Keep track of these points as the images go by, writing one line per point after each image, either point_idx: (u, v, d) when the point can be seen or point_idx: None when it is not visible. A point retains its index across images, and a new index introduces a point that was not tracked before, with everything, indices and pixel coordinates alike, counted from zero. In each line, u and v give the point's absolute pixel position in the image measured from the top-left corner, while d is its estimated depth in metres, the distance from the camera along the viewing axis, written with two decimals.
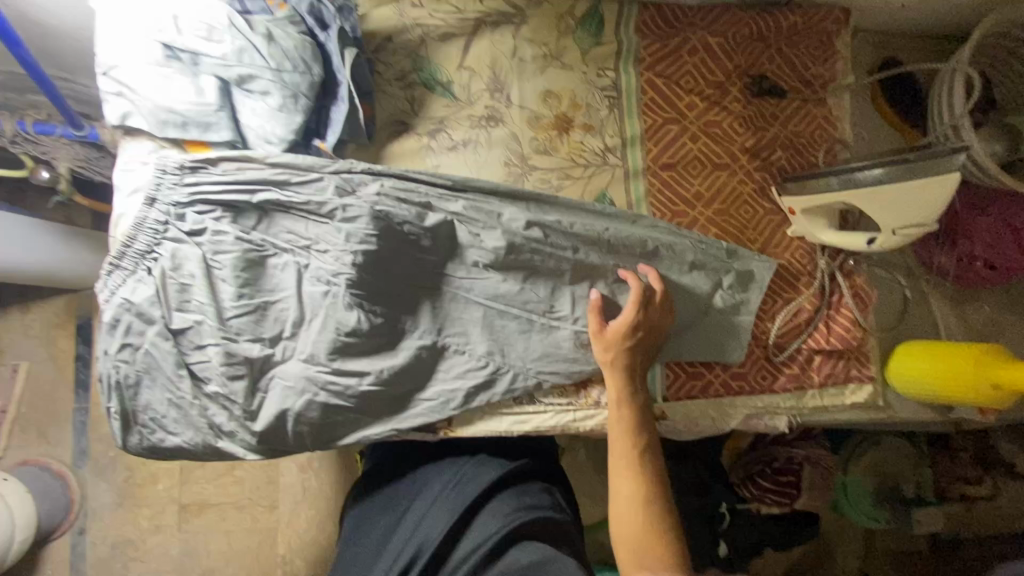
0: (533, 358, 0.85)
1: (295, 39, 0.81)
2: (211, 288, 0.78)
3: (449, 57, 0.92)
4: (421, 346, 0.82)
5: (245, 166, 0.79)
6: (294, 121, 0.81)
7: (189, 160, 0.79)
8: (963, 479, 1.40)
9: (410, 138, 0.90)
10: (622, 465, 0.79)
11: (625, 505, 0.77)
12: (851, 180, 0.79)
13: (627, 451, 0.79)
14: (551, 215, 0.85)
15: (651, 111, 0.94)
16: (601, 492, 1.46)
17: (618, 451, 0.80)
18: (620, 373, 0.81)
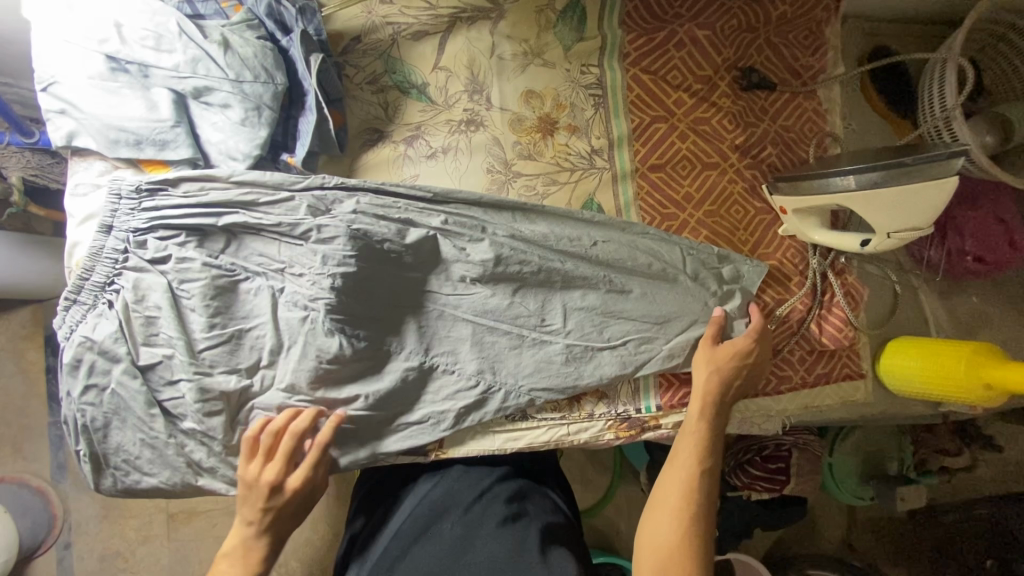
0: (525, 373, 0.82)
1: (254, 45, 0.75)
2: (179, 318, 0.73)
3: (424, 57, 0.86)
4: (408, 369, 0.79)
5: (207, 186, 0.73)
6: (258, 135, 0.75)
7: (146, 182, 0.73)
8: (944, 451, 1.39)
9: (385, 146, 0.85)
10: (683, 478, 0.75)
11: (666, 516, 0.72)
12: (848, 182, 0.76)
13: (692, 465, 0.75)
14: (539, 226, 0.82)
15: (638, 109, 0.90)
16: (595, 481, 1.48)
17: (683, 460, 0.76)
18: (714, 390, 0.80)
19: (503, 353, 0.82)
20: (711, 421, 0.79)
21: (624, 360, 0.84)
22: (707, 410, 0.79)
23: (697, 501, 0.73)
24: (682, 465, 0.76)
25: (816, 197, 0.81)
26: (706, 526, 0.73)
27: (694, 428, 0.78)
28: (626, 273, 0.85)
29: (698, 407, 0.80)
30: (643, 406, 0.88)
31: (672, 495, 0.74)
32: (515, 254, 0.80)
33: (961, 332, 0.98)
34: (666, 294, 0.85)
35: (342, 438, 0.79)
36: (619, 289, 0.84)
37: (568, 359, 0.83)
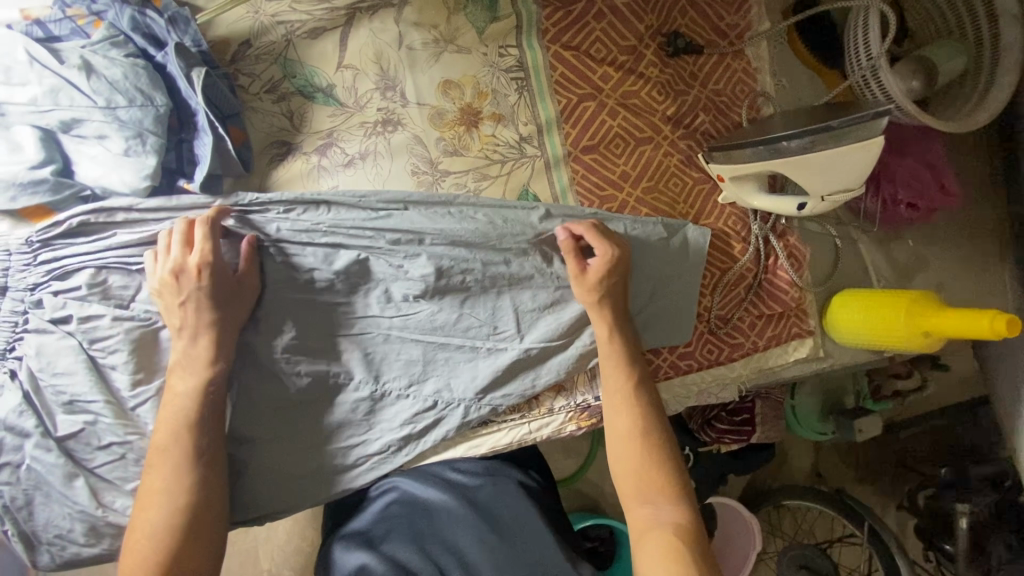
0: (478, 386, 0.80)
1: (121, 65, 0.67)
2: (99, 378, 0.68)
3: (326, 56, 0.79)
4: (360, 401, 0.78)
5: (112, 223, 0.68)
6: (145, 164, 0.67)
7: (38, 233, 0.68)
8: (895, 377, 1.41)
9: (295, 159, 0.78)
10: (623, 407, 0.75)
11: (622, 441, 0.74)
12: (779, 149, 0.76)
13: (627, 393, 0.76)
14: (476, 224, 0.78)
15: (564, 89, 0.85)
16: (577, 450, 1.47)
17: (615, 398, 0.76)
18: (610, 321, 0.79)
19: (455, 368, 0.80)
20: (629, 351, 0.78)
21: (575, 354, 0.83)
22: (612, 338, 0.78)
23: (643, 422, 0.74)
24: (617, 399, 0.76)
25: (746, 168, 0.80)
26: (656, 430, 0.75)
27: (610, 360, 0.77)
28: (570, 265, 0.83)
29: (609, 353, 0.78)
30: (602, 393, 0.88)
31: (619, 425, 0.75)
32: (450, 261, 0.77)
33: (901, 278, 0.99)
34: None
35: (301, 478, 0.78)
36: (564, 280, 0.82)
37: (521, 359, 0.81)
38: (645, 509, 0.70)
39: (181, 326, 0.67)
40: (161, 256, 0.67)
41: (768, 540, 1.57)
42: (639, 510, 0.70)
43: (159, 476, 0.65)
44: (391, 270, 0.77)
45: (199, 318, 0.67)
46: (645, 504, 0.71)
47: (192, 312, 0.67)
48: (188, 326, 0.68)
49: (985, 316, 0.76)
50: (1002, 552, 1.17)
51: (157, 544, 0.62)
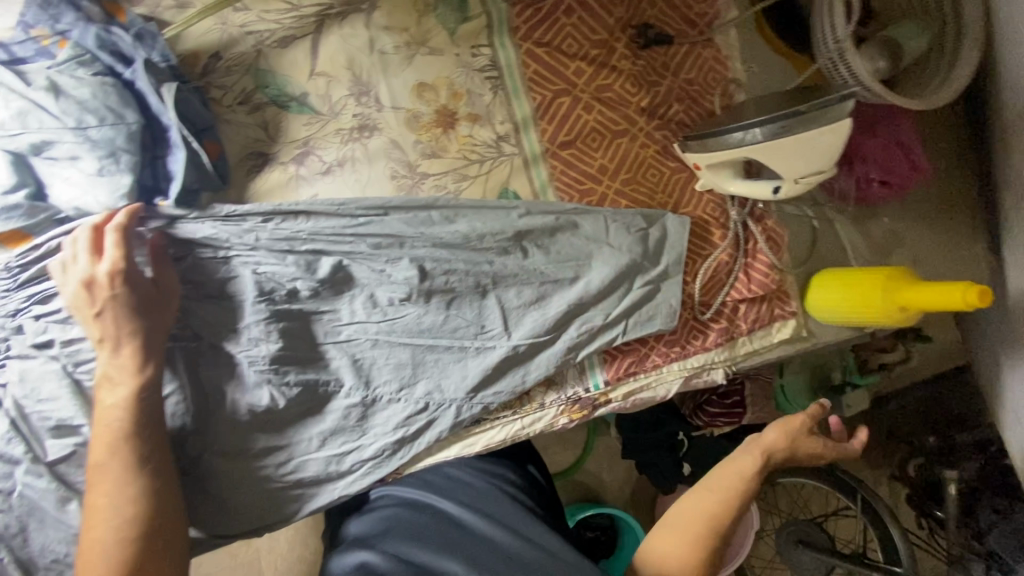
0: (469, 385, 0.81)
1: (89, 84, 0.66)
2: (86, 401, 0.67)
3: (298, 65, 0.78)
4: (354, 411, 0.78)
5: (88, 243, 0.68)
6: (121, 183, 0.67)
7: (15, 259, 0.67)
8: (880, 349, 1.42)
9: (272, 170, 0.77)
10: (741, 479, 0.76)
11: (718, 492, 0.76)
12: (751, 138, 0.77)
13: (752, 469, 0.77)
14: (457, 225, 0.79)
15: (538, 86, 0.86)
16: (574, 441, 1.48)
17: (736, 466, 0.77)
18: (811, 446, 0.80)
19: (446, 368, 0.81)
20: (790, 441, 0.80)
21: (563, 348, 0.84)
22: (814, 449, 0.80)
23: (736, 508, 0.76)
24: (747, 457, 0.77)
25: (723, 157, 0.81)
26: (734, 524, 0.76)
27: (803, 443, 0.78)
28: (551, 258, 0.84)
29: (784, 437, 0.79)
30: (591, 384, 0.89)
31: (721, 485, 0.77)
32: (435, 263, 0.79)
33: (878, 256, 1.02)
34: (596, 271, 0.85)
35: (298, 486, 0.79)
36: (548, 273, 0.83)
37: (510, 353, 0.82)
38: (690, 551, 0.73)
39: (105, 340, 0.65)
40: (69, 266, 0.65)
41: (767, 518, 1.60)
42: (679, 546, 0.73)
43: (104, 497, 0.64)
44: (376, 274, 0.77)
45: (125, 329, 0.65)
46: (692, 548, 0.73)
47: (114, 332, 0.65)
48: (113, 340, 0.66)
49: (957, 289, 0.78)
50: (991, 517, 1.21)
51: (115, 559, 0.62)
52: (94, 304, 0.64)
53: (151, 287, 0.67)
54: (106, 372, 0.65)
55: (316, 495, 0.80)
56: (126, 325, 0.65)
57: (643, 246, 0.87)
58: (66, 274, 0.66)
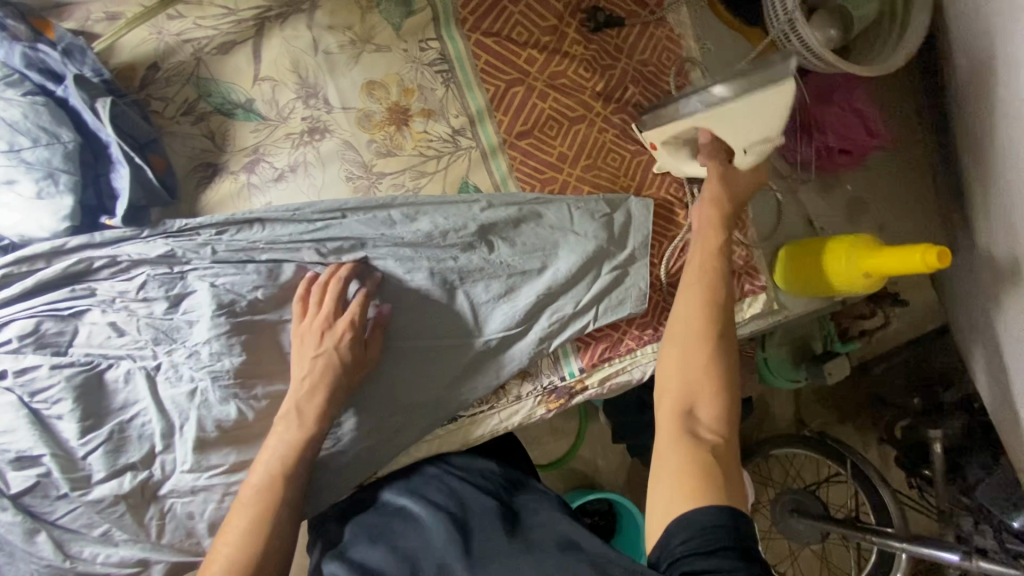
0: (445, 382, 0.81)
1: (18, 104, 0.65)
2: (44, 430, 0.66)
3: (240, 71, 0.77)
4: (341, 431, 0.78)
5: (35, 267, 0.68)
6: (63, 204, 0.66)
7: None
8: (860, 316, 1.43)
9: (223, 181, 0.76)
10: (688, 342, 0.73)
11: (685, 354, 0.72)
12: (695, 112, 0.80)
13: (694, 324, 0.74)
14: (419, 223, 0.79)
15: (490, 77, 0.85)
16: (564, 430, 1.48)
17: (678, 337, 0.74)
18: (724, 209, 0.82)
19: (421, 367, 0.80)
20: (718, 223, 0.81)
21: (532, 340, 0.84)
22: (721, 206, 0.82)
23: (710, 356, 0.71)
24: (697, 301, 0.76)
25: (674, 134, 0.83)
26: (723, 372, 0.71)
27: (709, 216, 0.82)
28: (516, 251, 0.83)
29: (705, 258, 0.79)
30: (567, 372, 0.89)
31: (677, 357, 0.73)
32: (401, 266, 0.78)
33: (845, 224, 1.02)
34: (563, 260, 0.84)
35: None
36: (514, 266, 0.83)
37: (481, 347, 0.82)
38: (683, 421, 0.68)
39: (314, 369, 0.70)
40: (309, 310, 0.72)
41: (761, 490, 1.60)
42: (671, 418, 0.69)
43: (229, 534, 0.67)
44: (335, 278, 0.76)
45: (323, 374, 0.71)
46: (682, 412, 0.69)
47: (304, 386, 0.70)
48: (303, 412, 0.70)
49: (918, 250, 0.78)
50: (978, 472, 1.19)
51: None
52: (343, 328, 0.71)
53: (360, 357, 0.73)
54: (296, 406, 0.70)
55: (295, 505, 0.79)
56: (329, 369, 0.70)
57: (608, 231, 0.87)
58: (305, 314, 0.72)
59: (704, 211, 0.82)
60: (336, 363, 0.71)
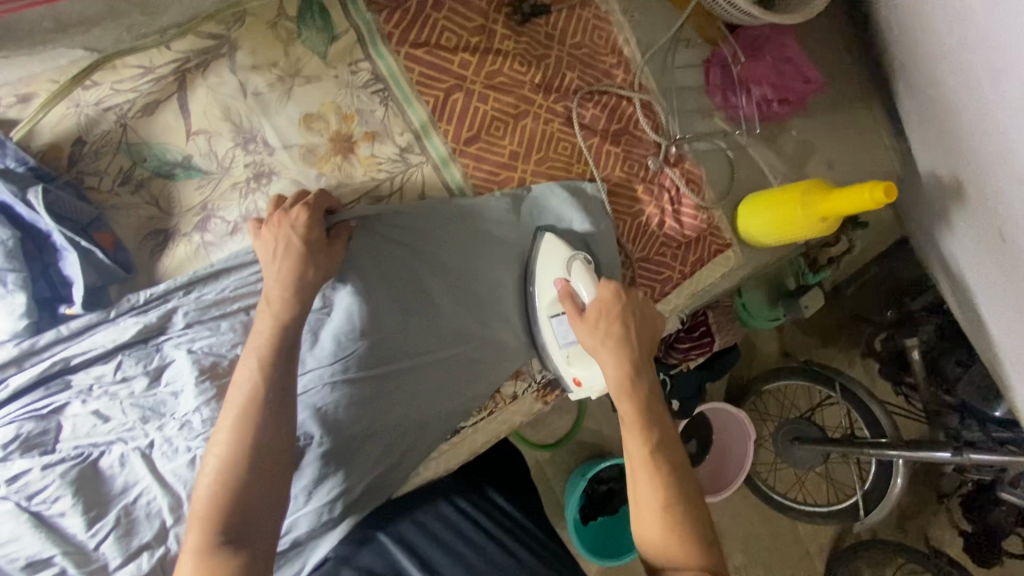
0: (449, 387, 0.84)
1: None
2: (49, 530, 0.65)
3: (170, 129, 0.73)
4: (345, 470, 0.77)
5: (4, 373, 0.66)
6: (16, 303, 0.64)
7: None
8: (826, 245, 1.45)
9: (177, 245, 0.74)
10: (655, 506, 0.71)
11: (647, 495, 0.71)
12: (555, 302, 0.83)
13: (654, 477, 0.72)
14: (383, 244, 0.79)
15: (427, 88, 0.84)
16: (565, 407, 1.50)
17: (648, 497, 0.71)
18: (631, 359, 0.74)
19: (424, 374, 0.82)
20: (630, 374, 0.74)
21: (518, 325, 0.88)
22: (625, 350, 0.74)
23: (675, 513, 0.71)
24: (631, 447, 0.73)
25: (556, 333, 0.85)
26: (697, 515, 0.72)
27: (625, 392, 0.73)
28: (491, 243, 0.86)
29: (617, 385, 0.73)
30: (557, 363, 0.91)
31: (652, 531, 0.71)
32: (378, 231, 0.80)
33: (797, 168, 1.04)
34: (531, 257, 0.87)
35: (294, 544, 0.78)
36: (488, 255, 0.86)
37: (477, 334, 0.85)
38: (671, 569, 0.70)
39: (278, 252, 0.69)
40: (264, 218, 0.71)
41: (760, 426, 1.68)
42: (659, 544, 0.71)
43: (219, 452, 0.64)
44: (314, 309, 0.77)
45: (290, 251, 0.69)
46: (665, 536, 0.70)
47: (271, 277, 0.68)
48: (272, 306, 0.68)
49: (866, 189, 0.80)
50: (956, 371, 1.26)
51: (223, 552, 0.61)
52: (298, 210, 0.70)
53: (323, 244, 0.71)
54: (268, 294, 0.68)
55: (316, 546, 0.80)
56: (292, 245, 0.69)
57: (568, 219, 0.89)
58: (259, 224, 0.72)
59: (608, 364, 0.74)
60: (297, 245, 0.69)
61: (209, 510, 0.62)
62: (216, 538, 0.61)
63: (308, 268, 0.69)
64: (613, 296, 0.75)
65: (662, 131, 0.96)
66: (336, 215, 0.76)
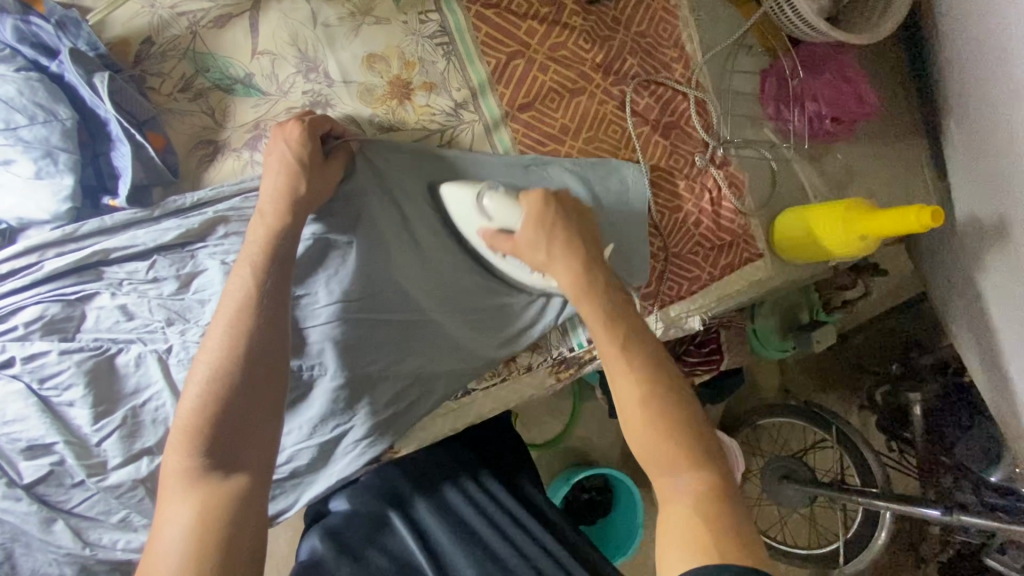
0: (445, 339, 0.82)
1: (13, 80, 0.63)
2: (55, 417, 0.64)
3: (237, 45, 0.74)
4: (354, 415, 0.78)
5: (41, 256, 0.65)
6: (63, 184, 0.64)
7: None
8: (840, 286, 1.45)
9: (225, 158, 0.74)
10: (636, 394, 0.62)
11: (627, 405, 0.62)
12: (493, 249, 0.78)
13: (641, 405, 0.61)
14: (409, 189, 0.80)
15: (491, 49, 0.84)
16: (565, 406, 1.46)
17: (624, 385, 0.63)
18: (580, 258, 0.69)
19: (429, 330, 0.81)
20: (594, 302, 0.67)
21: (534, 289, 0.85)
22: (577, 260, 0.69)
23: (658, 400, 0.61)
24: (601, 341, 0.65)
25: (516, 268, 0.80)
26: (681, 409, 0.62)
27: (585, 293, 0.68)
28: None
29: (573, 291, 0.68)
30: (575, 343, 0.89)
31: (639, 430, 0.61)
32: (406, 177, 0.80)
33: (836, 190, 1.04)
34: None
35: (294, 476, 0.78)
36: None
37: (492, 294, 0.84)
38: (666, 479, 0.59)
39: (272, 167, 0.68)
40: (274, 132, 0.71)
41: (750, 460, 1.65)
42: (658, 477, 0.60)
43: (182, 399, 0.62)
44: (313, 244, 0.74)
45: (325, 175, 0.71)
46: (666, 462, 0.60)
47: (269, 191, 0.68)
48: None
49: (912, 212, 0.80)
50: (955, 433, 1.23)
51: (230, 481, 0.60)
52: (290, 124, 0.69)
53: (324, 170, 0.71)
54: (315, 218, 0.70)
55: (315, 481, 0.79)
56: (290, 161, 0.68)
57: (597, 196, 0.88)
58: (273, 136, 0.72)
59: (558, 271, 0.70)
60: (290, 159, 0.67)
61: (222, 422, 0.61)
62: (202, 463, 0.60)
63: (300, 183, 0.68)
64: (538, 211, 0.71)
65: (712, 131, 0.96)
66: (334, 140, 0.74)
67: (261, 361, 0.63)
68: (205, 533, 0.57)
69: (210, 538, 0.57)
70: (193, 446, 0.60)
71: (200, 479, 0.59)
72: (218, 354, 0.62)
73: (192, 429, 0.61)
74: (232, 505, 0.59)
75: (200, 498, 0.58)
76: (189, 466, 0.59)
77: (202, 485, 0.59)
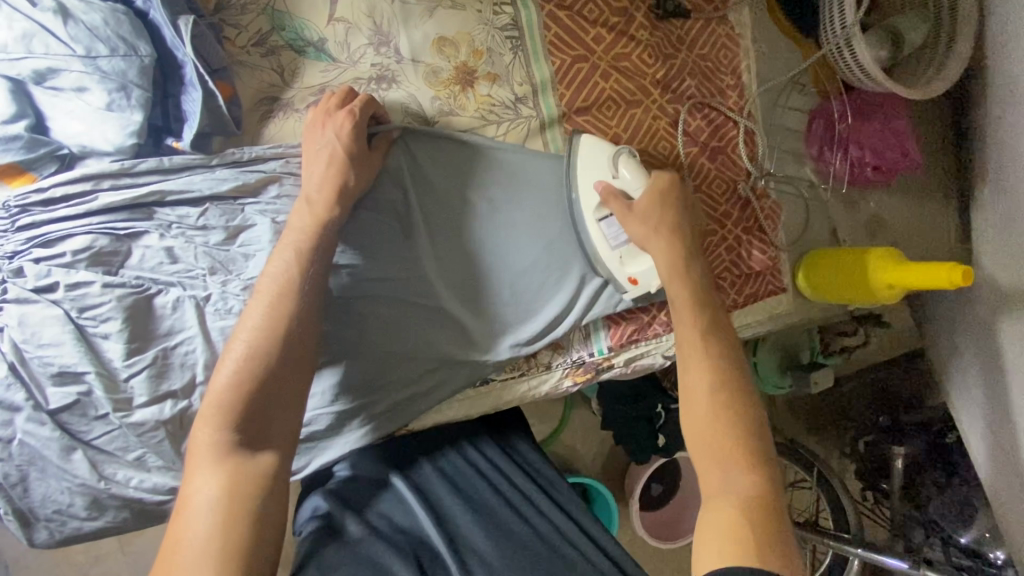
0: (466, 333, 0.83)
1: (100, 10, 0.64)
2: (89, 348, 0.65)
3: (316, 9, 0.76)
4: (374, 389, 0.79)
5: (97, 186, 0.66)
6: (132, 120, 0.65)
7: (19, 200, 0.65)
8: (842, 333, 1.48)
9: (287, 117, 0.74)
10: (703, 374, 0.67)
11: (699, 398, 0.66)
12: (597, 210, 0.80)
13: (709, 376, 0.67)
14: (453, 178, 0.81)
15: (558, 50, 0.85)
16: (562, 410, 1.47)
17: (695, 358, 0.69)
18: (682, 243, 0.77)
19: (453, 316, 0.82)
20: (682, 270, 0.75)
21: (565, 287, 0.85)
22: (678, 237, 0.77)
23: (734, 398, 0.66)
24: (687, 347, 0.70)
25: (605, 236, 0.80)
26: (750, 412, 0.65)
27: (681, 276, 0.75)
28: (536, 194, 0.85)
29: (669, 267, 0.75)
30: (596, 349, 0.89)
31: (704, 420, 0.65)
32: (452, 164, 0.81)
33: (864, 238, 1.06)
34: None
35: (307, 440, 0.78)
36: None
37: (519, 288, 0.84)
38: (718, 477, 0.61)
39: (319, 157, 0.70)
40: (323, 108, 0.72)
41: None
42: (710, 472, 0.62)
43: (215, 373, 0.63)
44: (359, 215, 0.75)
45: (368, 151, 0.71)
46: (718, 458, 0.63)
47: (314, 180, 0.69)
48: None
49: (943, 268, 0.82)
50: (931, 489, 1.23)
51: (260, 458, 0.61)
52: (343, 118, 0.70)
53: (365, 159, 0.72)
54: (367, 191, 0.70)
55: (327, 449, 0.79)
56: (338, 152, 0.69)
57: None
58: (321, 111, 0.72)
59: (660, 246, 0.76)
60: (338, 152, 0.69)
61: (254, 381, 0.62)
62: (232, 438, 0.60)
63: (349, 176, 0.70)
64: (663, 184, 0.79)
65: (757, 162, 0.97)
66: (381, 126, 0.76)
67: (296, 323, 0.64)
68: (238, 503, 0.58)
69: (243, 506, 0.58)
70: (225, 422, 0.60)
71: (229, 453, 0.60)
72: (252, 321, 0.63)
73: (223, 400, 0.61)
74: (259, 477, 0.60)
75: (227, 477, 0.58)
76: (218, 441, 0.60)
77: (230, 461, 0.59)
